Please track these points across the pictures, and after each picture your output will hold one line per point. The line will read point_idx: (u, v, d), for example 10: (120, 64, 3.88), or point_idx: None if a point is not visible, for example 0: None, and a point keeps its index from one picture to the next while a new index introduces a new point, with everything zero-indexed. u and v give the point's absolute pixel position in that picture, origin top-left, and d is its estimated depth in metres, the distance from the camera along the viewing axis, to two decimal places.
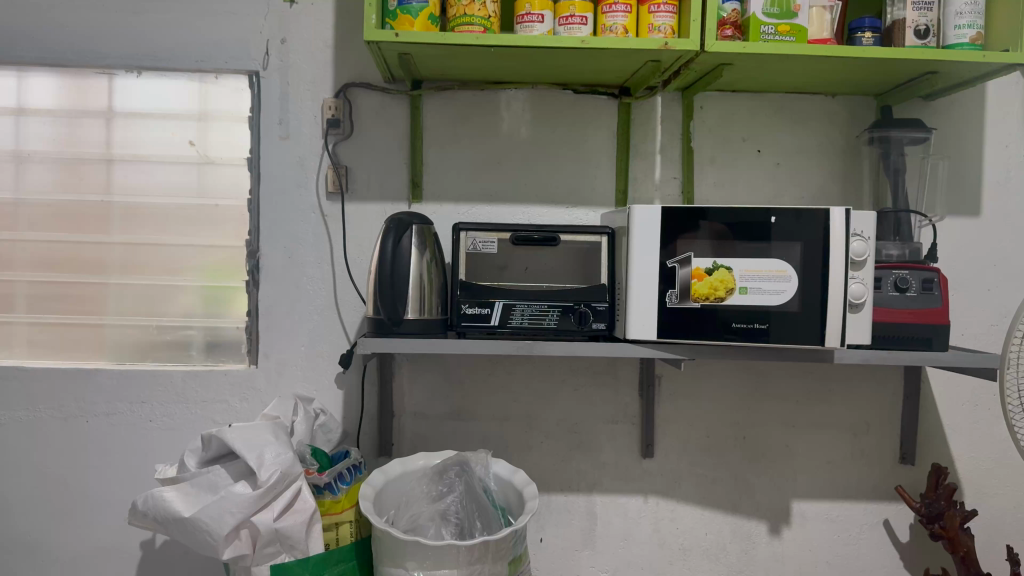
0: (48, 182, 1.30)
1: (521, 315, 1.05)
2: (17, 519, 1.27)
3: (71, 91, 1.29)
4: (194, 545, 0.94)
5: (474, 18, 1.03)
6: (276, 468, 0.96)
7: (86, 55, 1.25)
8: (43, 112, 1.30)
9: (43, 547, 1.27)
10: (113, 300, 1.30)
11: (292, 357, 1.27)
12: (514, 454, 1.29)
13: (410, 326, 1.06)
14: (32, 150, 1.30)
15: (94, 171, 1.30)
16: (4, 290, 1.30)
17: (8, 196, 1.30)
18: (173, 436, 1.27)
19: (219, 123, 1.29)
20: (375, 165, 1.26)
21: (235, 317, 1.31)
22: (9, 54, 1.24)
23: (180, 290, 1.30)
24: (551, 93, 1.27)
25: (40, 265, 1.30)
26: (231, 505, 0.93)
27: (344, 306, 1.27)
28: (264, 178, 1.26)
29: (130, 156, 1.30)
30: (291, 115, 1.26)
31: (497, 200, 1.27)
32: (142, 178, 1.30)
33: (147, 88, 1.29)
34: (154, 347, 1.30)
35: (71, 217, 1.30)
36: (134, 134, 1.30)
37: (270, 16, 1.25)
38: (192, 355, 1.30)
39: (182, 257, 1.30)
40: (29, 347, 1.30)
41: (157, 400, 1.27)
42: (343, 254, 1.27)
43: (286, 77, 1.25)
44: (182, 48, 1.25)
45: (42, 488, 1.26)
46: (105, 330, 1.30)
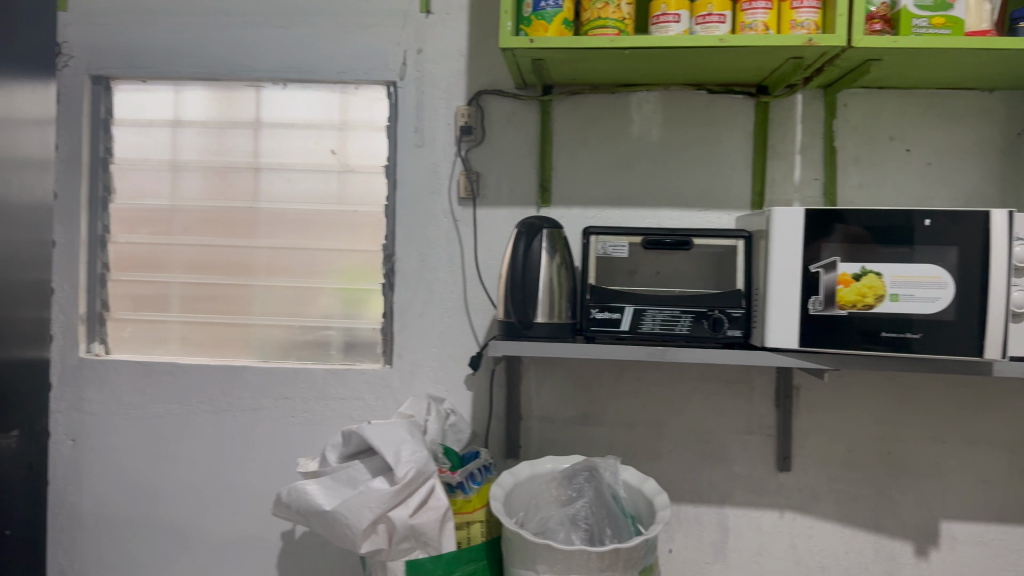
0: (201, 190, 1.39)
1: (653, 320, 1.03)
2: (170, 506, 1.34)
3: (222, 104, 1.38)
4: (335, 537, 0.98)
5: (608, 21, 1.02)
6: (412, 465, 0.99)
7: (238, 69, 1.32)
8: (197, 124, 1.38)
9: (193, 533, 1.34)
10: (258, 300, 1.38)
11: (425, 359, 1.30)
12: (644, 461, 1.27)
13: (541, 329, 1.06)
14: (187, 159, 1.39)
15: (243, 179, 1.38)
16: (162, 290, 1.39)
17: (165, 204, 1.39)
18: (313, 432, 1.31)
19: (360, 132, 1.35)
20: (506, 170, 1.28)
21: (371, 318, 1.35)
22: (168, 71, 1.33)
23: (320, 292, 1.36)
24: (684, 94, 1.24)
25: (194, 268, 1.39)
26: (370, 500, 0.96)
27: (475, 309, 1.28)
28: (399, 184, 1.29)
29: (275, 164, 1.37)
30: (426, 123, 1.29)
31: (627, 203, 1.26)
32: (287, 186, 1.37)
33: (292, 99, 1.36)
34: (297, 345, 1.37)
35: (221, 222, 1.38)
36: (279, 143, 1.37)
37: (407, 27, 1.28)
38: (331, 354, 1.36)
39: (323, 260, 1.36)
40: (182, 344, 1.39)
41: (298, 396, 1.31)
42: (474, 259, 1.28)
43: (422, 87, 1.28)
44: (326, 60, 1.30)
45: (193, 478, 1.33)
46: (251, 330, 1.38)
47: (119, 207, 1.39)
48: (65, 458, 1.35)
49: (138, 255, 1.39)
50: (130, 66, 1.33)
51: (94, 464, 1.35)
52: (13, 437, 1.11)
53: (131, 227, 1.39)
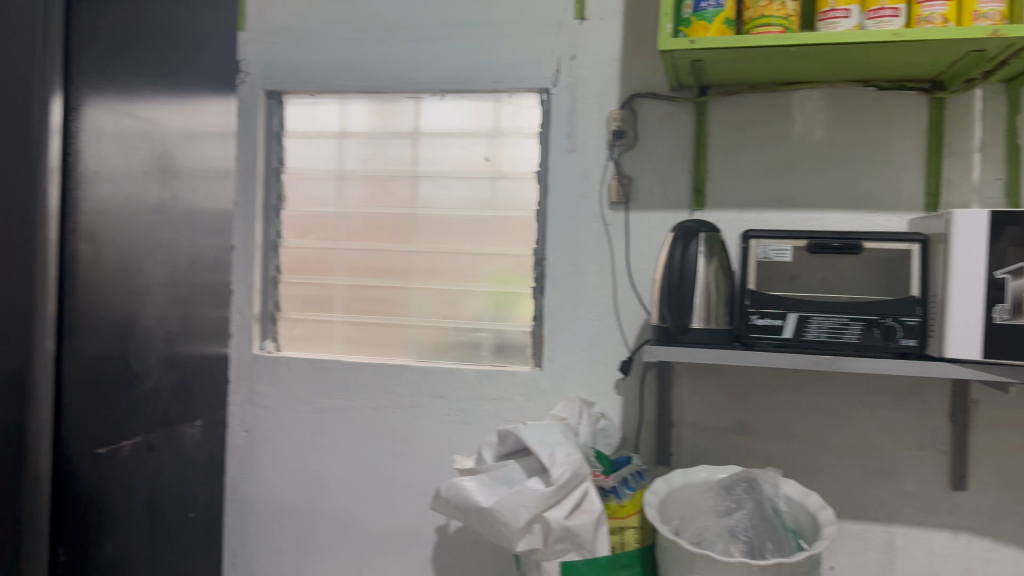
0: (364, 198, 1.46)
1: (818, 328, 1.00)
2: (333, 497, 1.41)
3: (383, 115, 1.44)
4: (492, 534, 1.00)
5: (771, 18, 1.00)
6: (567, 467, 0.99)
7: (399, 81, 1.38)
8: (360, 134, 1.45)
9: (353, 523, 1.40)
10: (414, 302, 1.43)
11: (575, 363, 1.30)
12: (803, 474, 1.22)
13: (697, 335, 1.04)
14: (351, 169, 1.46)
15: (403, 187, 1.43)
16: (327, 292, 1.47)
17: (331, 211, 1.47)
18: (466, 431, 1.35)
19: (514, 139, 1.38)
20: (659, 173, 1.26)
21: (521, 321, 1.38)
22: (335, 85, 1.40)
23: (473, 295, 1.40)
24: (850, 91, 1.19)
25: (356, 272, 1.46)
26: (527, 500, 0.97)
27: (625, 315, 1.28)
28: (551, 189, 1.31)
29: (433, 172, 1.42)
30: (578, 128, 1.29)
31: (788, 206, 1.22)
32: (444, 193, 1.42)
33: (448, 109, 1.40)
34: (450, 346, 1.41)
35: (381, 228, 1.44)
36: (437, 152, 1.42)
37: (562, 34, 1.30)
38: (483, 355, 1.40)
39: (477, 264, 1.40)
40: (345, 343, 1.47)
41: (453, 396, 1.35)
42: (626, 263, 1.28)
43: (575, 92, 1.29)
44: (482, 70, 1.33)
45: (353, 471, 1.40)
46: (408, 330, 1.43)
47: (290, 213, 1.48)
48: (240, 448, 1.45)
49: (305, 259, 1.47)
50: (301, 81, 1.41)
51: (265, 454, 1.44)
52: (197, 426, 1.20)
53: (301, 232, 1.48)
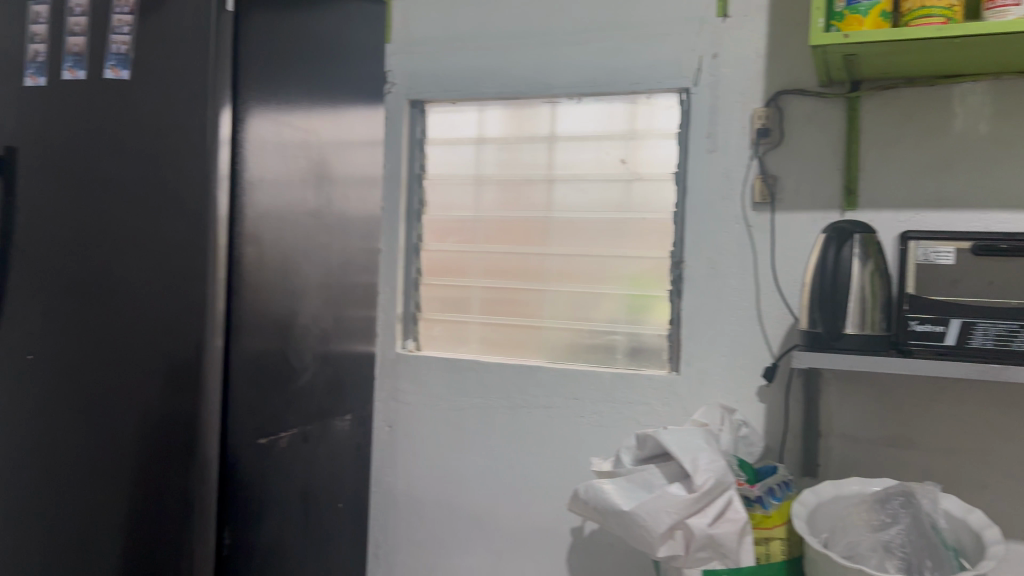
0: (501, 202, 1.48)
1: (984, 335, 0.94)
2: (470, 494, 1.44)
3: (521, 120, 1.46)
4: (631, 538, 0.99)
5: (933, 9, 0.95)
6: (710, 474, 0.96)
7: (537, 86, 1.39)
8: (497, 139, 1.48)
9: (490, 521, 1.43)
10: (548, 304, 1.44)
11: (715, 368, 1.28)
12: (963, 491, 1.15)
13: (851, 341, 1.00)
14: (488, 173, 1.49)
15: (539, 191, 1.45)
16: (464, 294, 1.51)
17: (469, 215, 1.50)
18: (601, 434, 1.34)
19: (652, 140, 1.36)
20: (806, 172, 1.22)
21: (657, 325, 1.36)
22: (475, 92, 1.44)
23: (608, 298, 1.40)
24: (1019, 83, 1.11)
25: (493, 274, 1.49)
26: (668, 505, 0.96)
27: (768, 319, 1.24)
28: (691, 190, 1.29)
29: (569, 175, 1.43)
30: (719, 127, 1.27)
31: (948, 206, 1.15)
32: (580, 196, 1.42)
33: (585, 112, 1.41)
34: (585, 349, 1.41)
35: (518, 231, 1.47)
36: (573, 156, 1.43)
37: (703, 33, 1.28)
38: (618, 358, 1.39)
39: (613, 267, 1.39)
40: (481, 343, 1.50)
41: (589, 398, 1.35)
42: (770, 266, 1.24)
43: (717, 91, 1.27)
44: (620, 72, 1.33)
45: (490, 469, 1.42)
46: (543, 332, 1.44)
47: (431, 218, 1.53)
48: (383, 442, 1.51)
49: (444, 262, 1.52)
50: (443, 89, 1.46)
51: (406, 449, 1.49)
52: (347, 420, 1.25)
53: (441, 236, 1.52)
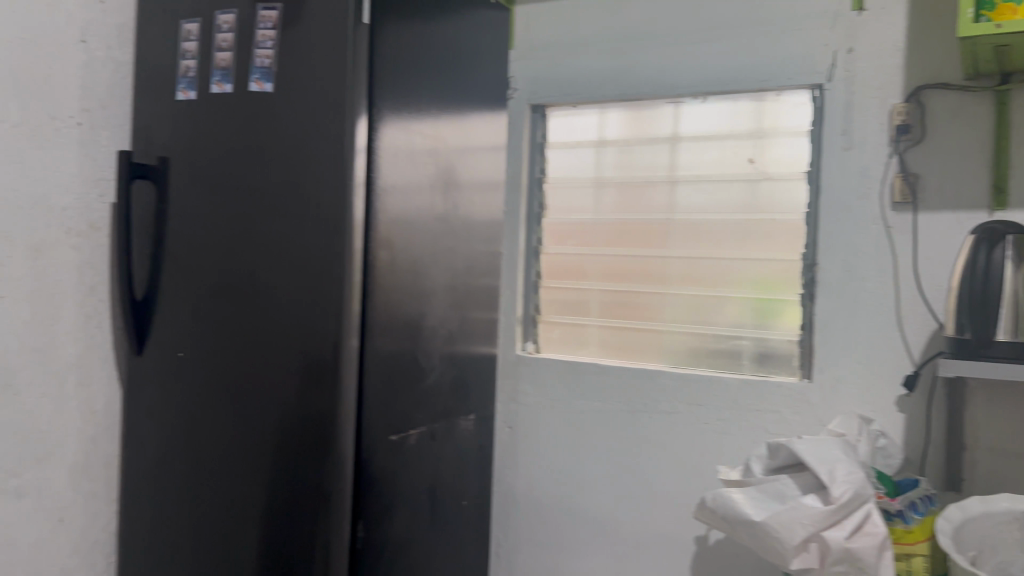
0: (622, 204, 1.47)
1: None
2: (591, 497, 1.44)
3: (643, 121, 1.45)
4: (763, 549, 0.97)
5: None
6: (848, 486, 0.93)
7: (660, 87, 1.38)
8: (619, 142, 1.48)
9: (611, 525, 1.42)
10: (670, 308, 1.43)
11: (849, 375, 1.23)
12: None
13: (1002, 349, 0.94)
14: (609, 176, 1.49)
15: (660, 193, 1.44)
16: (584, 297, 1.51)
17: (589, 217, 1.50)
18: (726, 440, 1.32)
19: (780, 139, 1.33)
20: (950, 170, 1.16)
21: (786, 330, 1.32)
22: (597, 95, 1.44)
23: (731, 302, 1.37)
24: None
25: (614, 277, 1.48)
26: (802, 516, 0.93)
27: (908, 324, 1.19)
28: (823, 190, 1.25)
29: (693, 176, 1.41)
30: (855, 124, 1.22)
31: None
32: (703, 197, 1.40)
33: (710, 112, 1.39)
34: (709, 354, 1.39)
35: (641, 233, 1.45)
36: (697, 156, 1.40)
37: (837, 28, 1.23)
38: (744, 364, 1.36)
39: (738, 270, 1.36)
40: (601, 347, 1.49)
41: (713, 404, 1.33)
42: (911, 269, 1.18)
43: (851, 87, 1.23)
44: (747, 71, 1.31)
45: (611, 473, 1.42)
46: (664, 335, 1.43)
47: (551, 221, 1.54)
48: (503, 442, 1.52)
49: (564, 265, 1.52)
50: (564, 93, 1.46)
51: (527, 451, 1.50)
52: (470, 420, 1.28)
53: (560, 239, 1.53)
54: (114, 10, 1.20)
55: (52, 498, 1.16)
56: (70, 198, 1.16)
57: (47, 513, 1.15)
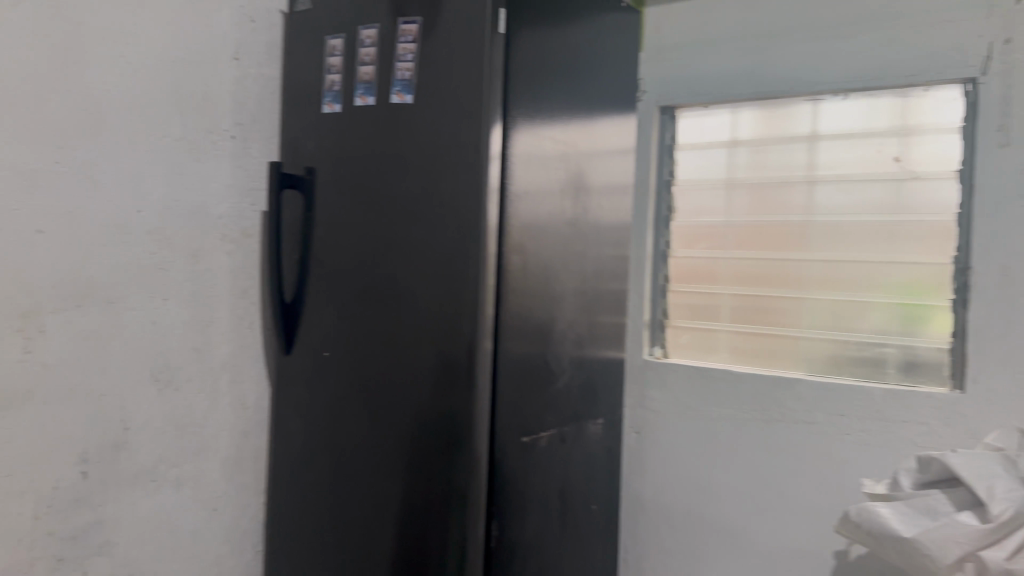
0: (756, 207, 1.44)
1: None
2: (723, 506, 1.41)
3: (778, 121, 1.42)
4: (915, 567, 0.92)
5: None
6: (1008, 503, 0.87)
7: (796, 85, 1.35)
8: (753, 142, 1.45)
9: (743, 535, 1.39)
10: (806, 313, 1.38)
11: (1005, 386, 1.16)
12: None
13: None
14: (742, 177, 1.46)
15: (798, 193, 1.39)
16: (715, 301, 1.49)
17: (722, 220, 1.48)
18: (869, 452, 1.26)
19: (926, 136, 1.27)
20: None
21: (934, 337, 1.26)
22: (730, 95, 1.41)
23: (874, 307, 1.31)
24: None
25: (747, 281, 1.45)
26: (956, 534, 0.88)
27: None
28: (977, 190, 1.18)
29: (833, 177, 1.36)
30: (1013, 118, 1.15)
31: None
32: (844, 197, 1.35)
33: (851, 110, 1.34)
34: (850, 362, 1.34)
35: (775, 236, 1.42)
36: (837, 156, 1.36)
37: (992, 17, 1.16)
38: (889, 372, 1.30)
39: (881, 274, 1.31)
40: (732, 352, 1.46)
41: (855, 414, 1.28)
42: None
43: (1009, 80, 1.15)
44: (892, 66, 1.25)
45: (745, 482, 1.38)
46: (800, 341, 1.39)
47: (680, 224, 1.53)
48: (632, 448, 1.52)
49: (695, 268, 1.51)
50: (694, 94, 1.45)
51: (656, 457, 1.49)
52: (599, 424, 1.28)
53: (690, 243, 1.51)
54: (263, 28, 1.27)
55: (208, 489, 1.24)
56: (225, 207, 1.24)
57: (203, 502, 1.23)
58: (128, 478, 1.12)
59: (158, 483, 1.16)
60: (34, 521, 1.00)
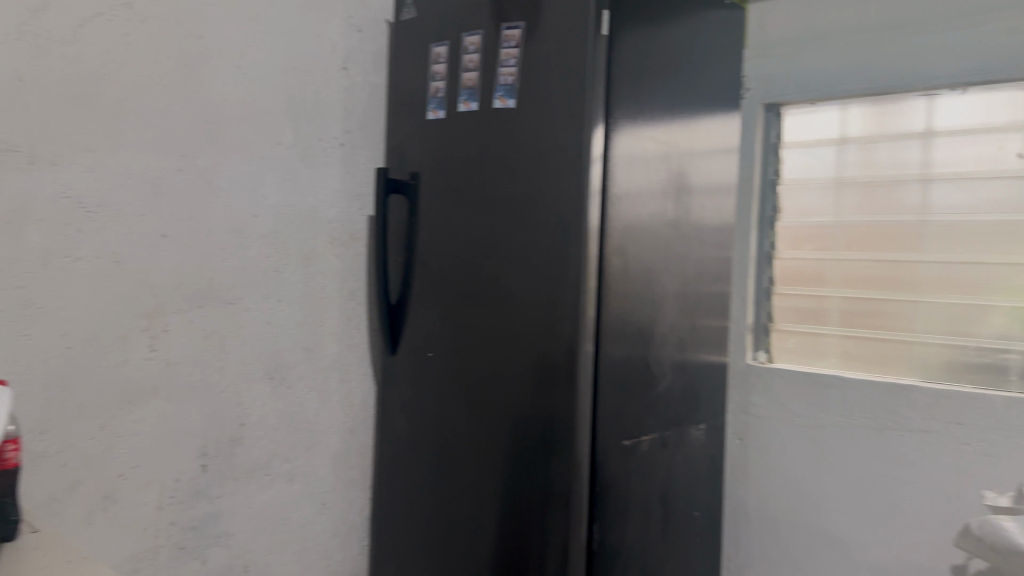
0: (866, 207, 1.39)
1: None
2: (831, 516, 1.36)
3: (890, 117, 1.36)
4: None
5: None
6: None
7: (910, 79, 1.29)
8: (863, 139, 1.40)
9: (853, 547, 1.34)
10: (921, 316, 1.32)
11: None
12: None
13: None
14: (851, 176, 1.41)
15: (911, 193, 1.34)
16: (822, 304, 1.44)
17: (830, 220, 1.43)
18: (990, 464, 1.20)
19: None
20: None
21: None
22: (839, 91, 1.37)
23: (995, 310, 1.25)
24: None
25: (856, 284, 1.40)
26: None
27: None
28: None
29: (950, 174, 1.30)
30: None
31: None
32: (964, 196, 1.28)
33: (970, 104, 1.27)
34: (968, 369, 1.27)
35: (888, 237, 1.36)
36: (955, 152, 1.29)
37: None
38: (1012, 381, 1.22)
39: (1005, 275, 1.24)
40: (841, 357, 1.41)
41: (975, 424, 1.21)
42: None
43: None
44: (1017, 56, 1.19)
45: (855, 492, 1.33)
46: (914, 346, 1.33)
47: (786, 224, 1.49)
48: (734, 455, 1.48)
49: (802, 270, 1.46)
50: (801, 91, 1.41)
51: (760, 464, 1.45)
52: (701, 429, 1.26)
53: (796, 243, 1.47)
54: (370, 37, 1.31)
55: (318, 483, 1.29)
56: (334, 211, 1.29)
57: (313, 496, 1.28)
58: (244, 471, 1.18)
59: (273, 476, 1.22)
60: (159, 510, 1.07)
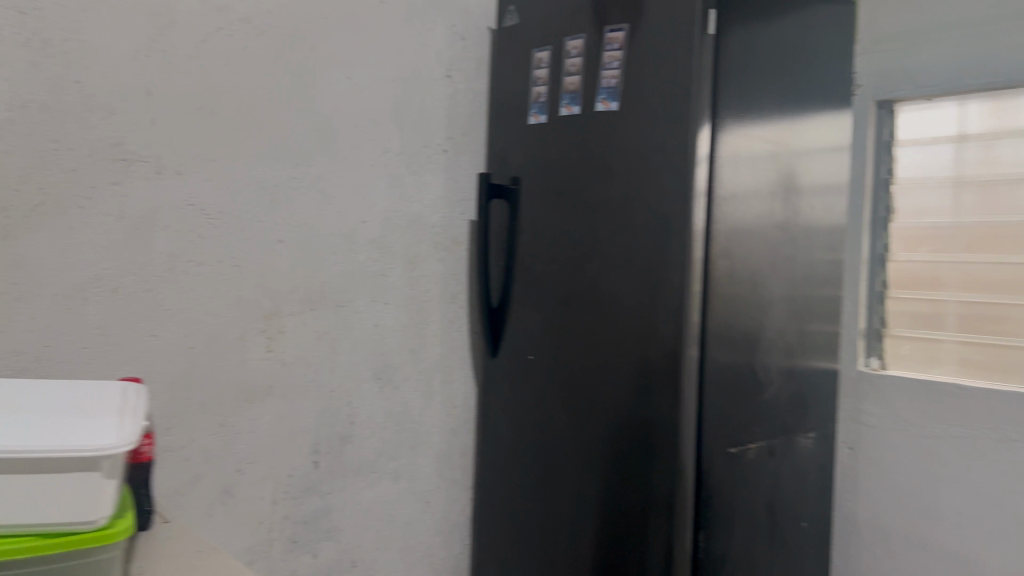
0: (988, 207, 1.32)
1: None
2: (949, 532, 1.29)
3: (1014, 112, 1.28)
4: None
5: None
6: None
7: None
8: (984, 136, 1.33)
9: (973, 566, 1.26)
10: None
11: None
12: None
13: None
14: (971, 174, 1.34)
15: None
16: (939, 309, 1.38)
17: (948, 221, 1.37)
18: None
19: None
20: None
21: None
22: (958, 85, 1.30)
23: None
24: None
25: (976, 288, 1.33)
26: None
27: None
28: None
29: None
30: None
31: None
32: None
33: None
34: None
35: (1011, 239, 1.28)
36: None
37: None
38: None
39: None
40: (960, 365, 1.35)
41: None
42: None
43: None
44: None
45: (975, 507, 1.26)
46: None
47: (900, 226, 1.43)
48: (845, 466, 1.44)
49: (918, 274, 1.40)
50: (916, 86, 1.35)
51: (872, 476, 1.40)
52: (810, 438, 1.22)
53: (911, 246, 1.41)
54: (473, 45, 1.34)
55: (422, 482, 1.31)
56: (438, 217, 1.31)
57: (417, 495, 1.30)
58: (353, 468, 1.21)
59: (379, 474, 1.25)
60: (274, 504, 1.12)
